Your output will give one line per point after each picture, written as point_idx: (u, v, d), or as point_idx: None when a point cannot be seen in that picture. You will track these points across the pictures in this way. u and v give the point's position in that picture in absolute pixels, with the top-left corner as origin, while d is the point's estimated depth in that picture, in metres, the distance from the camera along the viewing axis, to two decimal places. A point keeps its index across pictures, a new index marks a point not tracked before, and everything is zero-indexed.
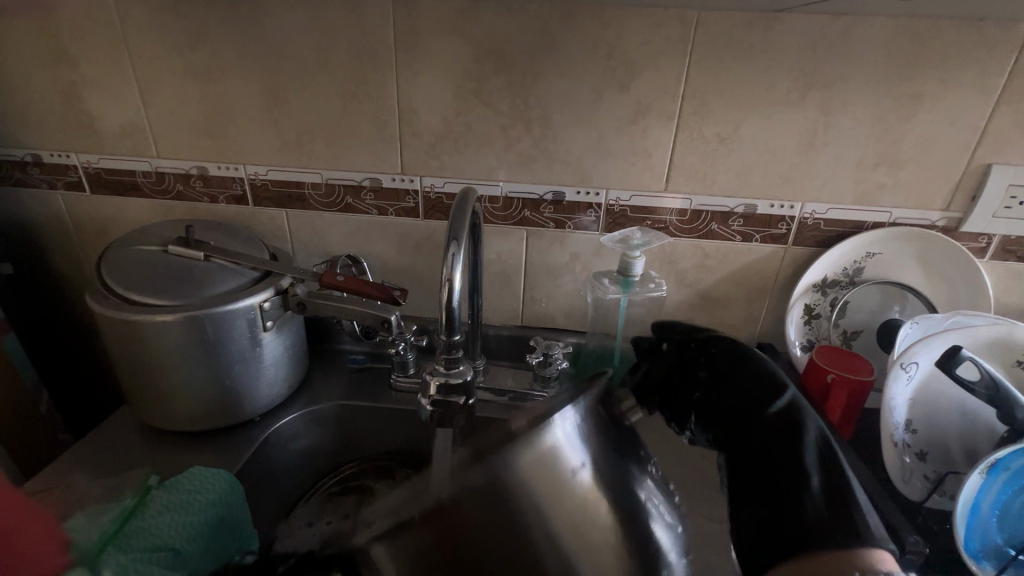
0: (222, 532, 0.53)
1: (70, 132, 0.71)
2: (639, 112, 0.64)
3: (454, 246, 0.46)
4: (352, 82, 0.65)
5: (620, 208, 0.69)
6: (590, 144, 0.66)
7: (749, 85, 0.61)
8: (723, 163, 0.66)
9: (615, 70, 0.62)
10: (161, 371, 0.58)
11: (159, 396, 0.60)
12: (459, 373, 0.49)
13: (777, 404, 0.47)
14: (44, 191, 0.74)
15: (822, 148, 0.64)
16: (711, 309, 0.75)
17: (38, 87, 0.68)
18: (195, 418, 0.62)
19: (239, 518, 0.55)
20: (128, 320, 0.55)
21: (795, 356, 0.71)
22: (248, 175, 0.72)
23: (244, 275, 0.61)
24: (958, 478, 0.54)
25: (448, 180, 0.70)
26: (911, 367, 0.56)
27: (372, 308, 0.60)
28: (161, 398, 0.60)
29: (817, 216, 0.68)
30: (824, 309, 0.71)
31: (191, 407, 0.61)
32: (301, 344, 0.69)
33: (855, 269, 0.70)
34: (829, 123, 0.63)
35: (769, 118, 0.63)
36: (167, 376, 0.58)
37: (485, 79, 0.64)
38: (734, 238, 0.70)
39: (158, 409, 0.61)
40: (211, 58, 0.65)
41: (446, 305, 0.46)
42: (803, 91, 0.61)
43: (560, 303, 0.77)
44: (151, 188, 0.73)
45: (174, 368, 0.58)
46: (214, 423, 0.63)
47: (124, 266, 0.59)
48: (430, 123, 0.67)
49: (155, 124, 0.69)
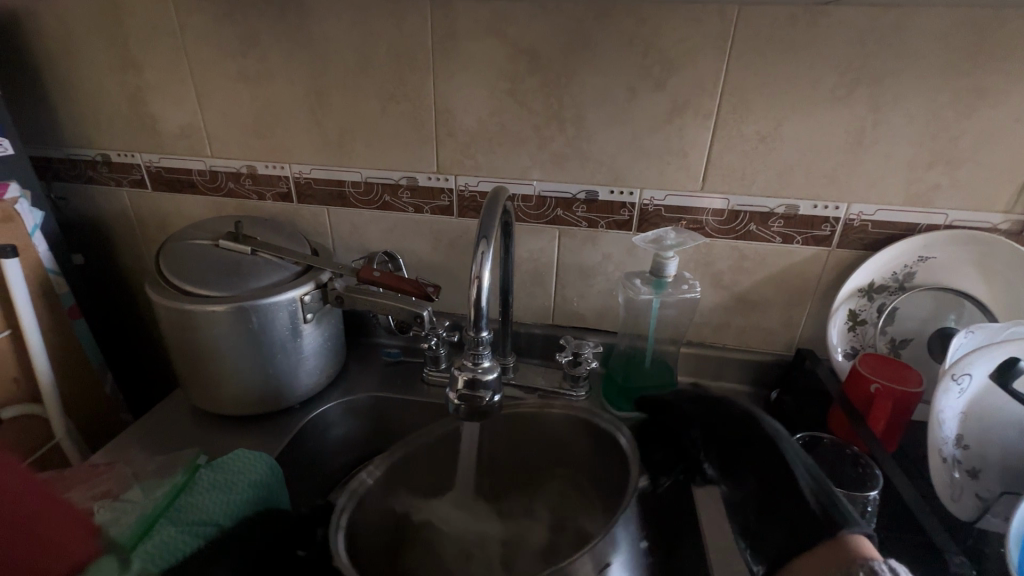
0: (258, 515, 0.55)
1: (135, 134, 0.76)
2: (675, 110, 0.63)
3: (483, 244, 0.47)
4: (391, 84, 0.67)
5: (654, 208, 0.69)
6: (623, 144, 0.66)
7: (792, 82, 0.59)
8: (764, 162, 0.64)
9: (651, 68, 0.61)
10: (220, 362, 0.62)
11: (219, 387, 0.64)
12: (486, 368, 0.50)
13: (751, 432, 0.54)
14: (111, 188, 0.80)
15: (871, 146, 0.61)
16: (749, 313, 0.73)
17: (107, 92, 0.74)
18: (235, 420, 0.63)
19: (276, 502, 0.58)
20: (181, 310, 0.59)
21: (837, 362, 0.69)
22: (293, 174, 0.75)
23: (287, 269, 0.64)
24: (1013, 498, 0.51)
25: (482, 179, 0.71)
26: (963, 379, 0.52)
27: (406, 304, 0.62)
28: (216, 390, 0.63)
29: (864, 217, 0.65)
30: (869, 315, 0.68)
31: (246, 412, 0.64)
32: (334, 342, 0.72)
33: (905, 274, 0.66)
34: (878, 120, 0.60)
35: (814, 114, 0.60)
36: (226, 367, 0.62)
37: (521, 78, 0.64)
38: (774, 239, 0.68)
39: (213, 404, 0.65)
40: (261, 63, 0.68)
41: (474, 301, 0.47)
42: (850, 87, 0.59)
43: (591, 303, 0.76)
44: (205, 186, 0.78)
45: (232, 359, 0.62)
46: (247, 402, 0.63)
47: (179, 258, 0.63)
48: (465, 122, 0.68)
49: (210, 126, 0.74)
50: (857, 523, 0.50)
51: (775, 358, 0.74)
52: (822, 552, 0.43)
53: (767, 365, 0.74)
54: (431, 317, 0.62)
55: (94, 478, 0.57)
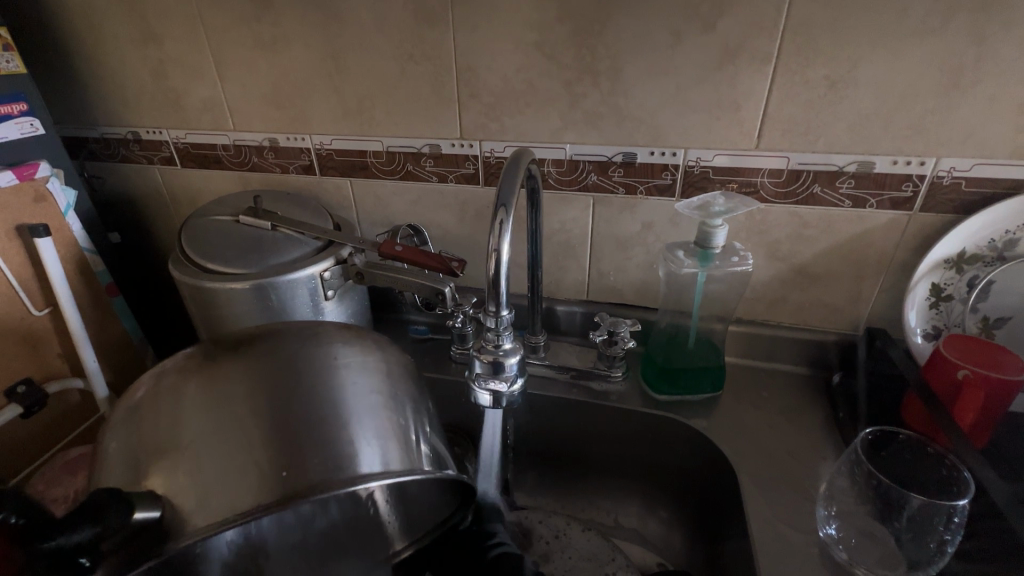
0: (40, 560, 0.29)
1: (161, 110, 0.75)
2: (727, 54, 0.54)
3: (502, 213, 0.42)
4: (409, 42, 0.62)
5: (701, 169, 0.61)
6: (666, 97, 0.58)
7: (872, 11, 0.50)
8: (834, 112, 0.55)
9: (698, 6, 0.53)
10: (291, 465, 0.30)
11: (235, 385, 0.32)
12: (508, 351, 0.46)
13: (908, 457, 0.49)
14: (143, 166, 0.81)
15: (971, 87, 0.51)
16: (809, 287, 0.65)
17: (131, 66, 0.73)
18: (202, 497, 0.29)
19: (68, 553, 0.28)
20: (202, 287, 0.57)
21: (914, 344, 0.60)
22: (315, 145, 0.72)
23: (307, 244, 0.62)
24: None
25: (509, 144, 0.65)
26: None
27: (430, 280, 0.58)
28: (227, 470, 0.29)
29: (956, 174, 0.55)
30: (957, 290, 0.59)
31: (192, 437, 0.30)
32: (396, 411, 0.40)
33: (1006, 242, 0.56)
34: (981, 55, 0.49)
35: (898, 52, 0.51)
36: (283, 448, 0.30)
37: (549, 28, 0.57)
38: (842, 203, 0.59)
39: (168, 422, 0.31)
40: (275, 27, 0.65)
41: (492, 277, 0.42)
42: (947, 15, 0.48)
43: (629, 277, 0.70)
44: (231, 161, 0.77)
45: (307, 418, 0.31)
46: (251, 494, 0.29)
47: (201, 235, 0.62)
48: (489, 82, 0.62)
49: (230, 98, 0.72)
50: (939, 535, 0.43)
51: (838, 337, 0.66)
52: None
53: (829, 345, 0.66)
54: (454, 294, 0.58)
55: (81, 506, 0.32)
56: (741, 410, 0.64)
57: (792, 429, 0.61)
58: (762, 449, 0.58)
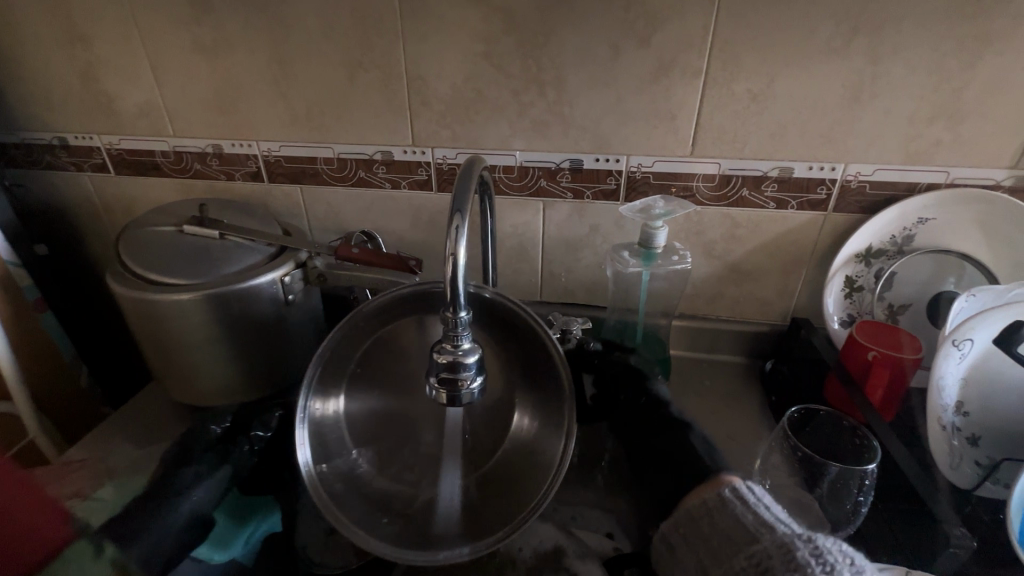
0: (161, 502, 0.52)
1: (92, 114, 0.72)
2: (661, 68, 0.59)
3: (457, 218, 0.43)
4: (358, 50, 0.62)
5: (642, 175, 0.65)
6: (607, 107, 0.62)
7: (783, 33, 0.55)
8: (756, 122, 0.60)
9: (634, 23, 0.57)
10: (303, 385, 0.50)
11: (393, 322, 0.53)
12: (467, 351, 0.46)
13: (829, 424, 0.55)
14: (72, 173, 0.76)
15: (869, 101, 0.57)
16: (741, 282, 0.70)
17: (55, 67, 0.69)
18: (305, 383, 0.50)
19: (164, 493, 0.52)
20: (147, 300, 0.55)
21: (833, 330, 0.67)
22: (262, 152, 0.71)
23: (259, 251, 0.61)
24: (1013, 464, 0.50)
25: (461, 151, 0.67)
26: (963, 345, 0.51)
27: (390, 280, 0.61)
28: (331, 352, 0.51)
29: (862, 177, 0.62)
30: (867, 281, 0.66)
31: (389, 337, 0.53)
32: (406, 338, 0.54)
33: (904, 237, 0.64)
34: (877, 73, 0.56)
35: (808, 69, 0.57)
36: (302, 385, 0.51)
37: (495, 39, 0.60)
38: (767, 205, 0.65)
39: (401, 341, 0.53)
40: (217, 30, 0.63)
41: (450, 280, 0.43)
42: (847, 37, 0.55)
43: (579, 277, 0.74)
44: (171, 168, 0.74)
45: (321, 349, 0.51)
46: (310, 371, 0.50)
47: (143, 245, 0.60)
48: (440, 90, 0.64)
49: (169, 102, 0.69)
50: (853, 497, 0.48)
51: (769, 328, 0.72)
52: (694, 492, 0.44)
53: (761, 334, 0.72)
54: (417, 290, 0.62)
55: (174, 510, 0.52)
56: (686, 399, 0.68)
57: (731, 414, 0.66)
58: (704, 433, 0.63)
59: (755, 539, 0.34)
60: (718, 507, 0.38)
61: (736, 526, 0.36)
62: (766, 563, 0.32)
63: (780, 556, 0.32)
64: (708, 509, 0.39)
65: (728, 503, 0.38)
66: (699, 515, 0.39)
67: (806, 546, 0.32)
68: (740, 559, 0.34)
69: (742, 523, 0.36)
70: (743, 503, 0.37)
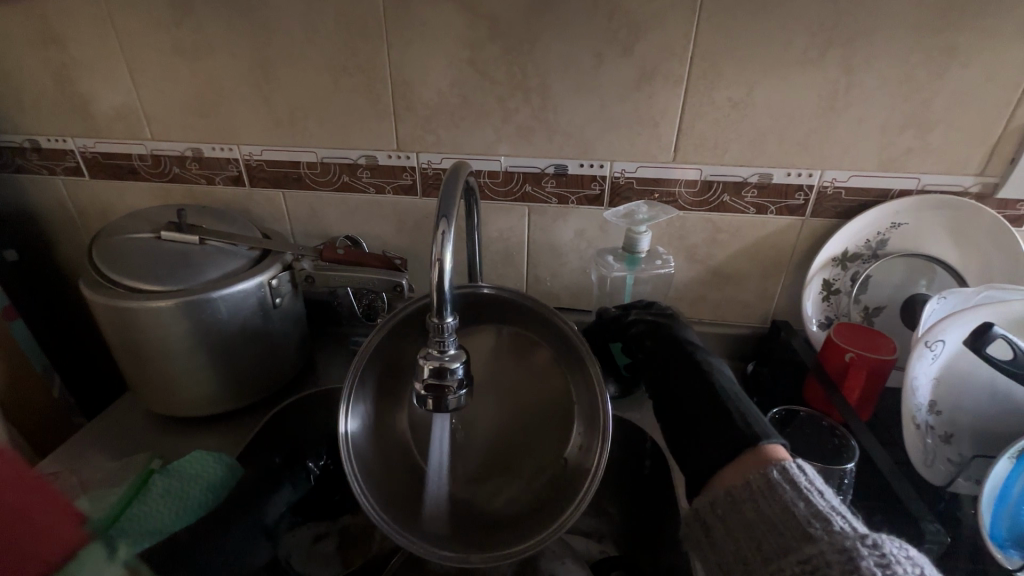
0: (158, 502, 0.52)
1: (66, 117, 0.70)
2: (644, 76, 0.60)
3: (444, 224, 0.43)
4: (343, 54, 0.62)
5: (626, 180, 0.66)
6: (592, 113, 0.62)
7: (761, 43, 0.57)
8: (735, 130, 0.62)
9: (617, 31, 0.58)
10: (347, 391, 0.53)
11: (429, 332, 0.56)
12: (453, 356, 0.46)
13: (807, 423, 0.56)
14: (44, 177, 0.74)
15: (844, 110, 0.59)
16: (723, 286, 0.72)
17: (26, 69, 0.67)
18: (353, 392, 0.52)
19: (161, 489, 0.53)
20: (125, 307, 0.54)
21: (812, 333, 0.68)
22: (243, 156, 0.70)
23: (242, 256, 0.60)
24: (984, 461, 0.52)
25: (446, 156, 0.67)
26: (936, 346, 0.53)
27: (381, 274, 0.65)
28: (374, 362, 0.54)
29: (838, 184, 0.63)
30: (843, 284, 0.67)
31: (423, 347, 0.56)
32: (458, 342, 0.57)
33: (878, 241, 0.66)
34: (852, 83, 0.58)
35: (785, 79, 0.58)
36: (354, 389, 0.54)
37: (481, 46, 0.60)
38: (747, 210, 0.66)
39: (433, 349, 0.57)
40: (197, 33, 0.63)
41: (436, 286, 0.43)
42: (822, 48, 0.56)
43: (564, 282, 0.74)
44: (148, 172, 0.72)
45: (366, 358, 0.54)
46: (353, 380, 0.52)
47: (118, 252, 0.58)
48: (425, 96, 0.64)
49: (147, 106, 0.68)
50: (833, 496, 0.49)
51: (750, 330, 0.74)
52: (730, 468, 0.39)
53: (742, 337, 0.74)
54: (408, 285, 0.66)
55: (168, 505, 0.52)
56: None
57: None
58: None
59: (808, 538, 0.32)
60: (764, 490, 0.35)
61: (785, 516, 0.33)
62: (822, 570, 0.30)
63: (839, 562, 0.29)
64: (755, 493, 0.35)
65: (776, 487, 0.35)
66: (742, 499, 0.36)
67: (871, 553, 0.29)
68: (790, 560, 0.31)
69: (793, 516, 0.33)
70: (796, 488, 0.34)
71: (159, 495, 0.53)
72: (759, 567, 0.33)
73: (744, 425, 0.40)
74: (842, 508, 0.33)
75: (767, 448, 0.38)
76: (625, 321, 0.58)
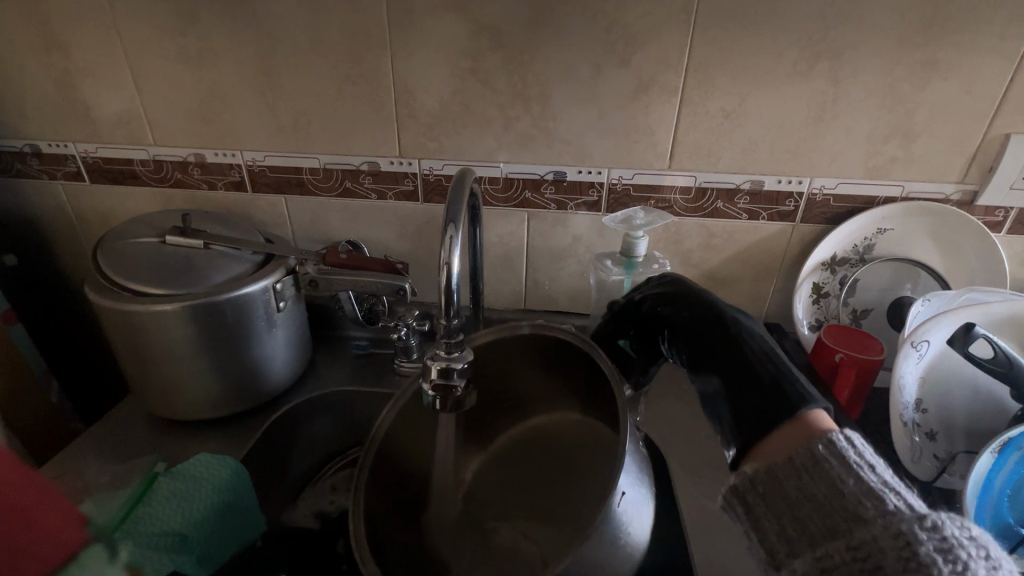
0: (164, 503, 0.52)
1: (68, 122, 0.70)
2: (641, 87, 0.62)
3: (452, 228, 0.44)
4: (347, 63, 0.63)
5: (623, 187, 0.68)
6: (590, 122, 0.64)
7: (753, 57, 0.59)
8: (728, 139, 0.64)
9: (615, 43, 0.60)
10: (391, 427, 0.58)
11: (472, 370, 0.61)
12: (460, 357, 0.47)
13: None
14: (43, 182, 0.74)
15: (832, 121, 0.62)
16: (716, 289, 0.74)
17: (29, 75, 0.67)
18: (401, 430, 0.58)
19: (166, 490, 0.53)
20: (130, 311, 0.54)
21: (803, 335, 0.70)
22: (246, 162, 0.71)
23: (246, 260, 0.61)
24: (969, 457, 0.54)
25: (448, 163, 0.69)
26: (921, 346, 0.55)
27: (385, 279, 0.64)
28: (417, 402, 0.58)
29: (826, 191, 0.66)
30: (832, 287, 0.70)
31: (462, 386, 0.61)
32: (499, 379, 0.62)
33: (865, 246, 0.68)
34: (839, 95, 0.60)
35: (776, 90, 0.61)
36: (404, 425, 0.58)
37: (482, 57, 0.62)
38: (740, 216, 0.68)
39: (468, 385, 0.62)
40: (203, 41, 0.64)
41: (444, 289, 0.45)
42: (811, 61, 0.59)
43: (563, 286, 0.76)
44: (150, 177, 0.73)
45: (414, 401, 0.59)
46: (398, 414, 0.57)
47: (122, 257, 0.58)
48: (427, 104, 0.65)
49: (151, 112, 0.69)
50: None
51: None
52: (781, 435, 0.37)
53: None
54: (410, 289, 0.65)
55: (175, 506, 0.52)
56: (667, 403, 0.71)
57: None
58: (684, 436, 0.66)
59: (858, 519, 0.29)
60: (809, 466, 0.33)
61: (831, 493, 0.31)
62: (875, 558, 0.27)
63: (894, 550, 0.26)
64: (799, 470, 0.33)
65: (823, 465, 0.32)
66: (784, 476, 0.34)
67: (930, 537, 0.26)
68: (837, 543, 0.29)
69: (840, 493, 0.31)
70: (842, 462, 0.32)
71: (165, 496, 0.53)
72: (802, 549, 0.31)
73: (794, 391, 0.38)
74: (896, 482, 0.31)
75: (813, 418, 0.36)
76: (641, 309, 0.57)
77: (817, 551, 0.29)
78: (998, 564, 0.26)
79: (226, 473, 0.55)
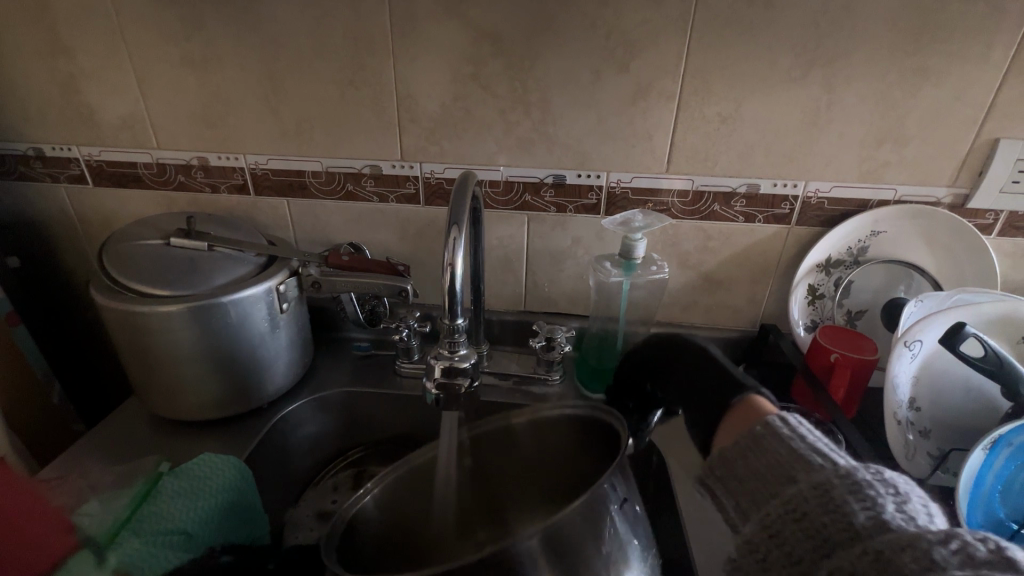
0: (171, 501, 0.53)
1: (72, 126, 0.71)
2: (639, 92, 0.63)
3: (455, 231, 0.45)
4: (350, 68, 0.64)
5: (621, 190, 0.69)
6: (589, 126, 0.65)
7: (749, 63, 0.60)
8: (724, 143, 0.65)
9: (614, 50, 0.61)
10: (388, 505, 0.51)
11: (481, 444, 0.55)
12: (463, 356, 0.48)
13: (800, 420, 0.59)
14: (46, 185, 0.75)
15: (826, 126, 0.63)
16: (713, 291, 0.75)
17: (34, 79, 0.68)
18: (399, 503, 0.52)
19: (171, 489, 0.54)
20: (136, 312, 0.55)
21: (799, 336, 0.72)
22: (248, 165, 0.72)
23: (250, 262, 0.62)
24: (961, 454, 0.55)
25: (449, 166, 0.70)
26: (914, 345, 0.56)
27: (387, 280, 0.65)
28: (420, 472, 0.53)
29: (821, 194, 0.67)
30: (828, 289, 0.71)
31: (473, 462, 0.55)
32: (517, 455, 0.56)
33: (859, 249, 0.69)
34: (832, 101, 0.62)
35: (771, 96, 0.62)
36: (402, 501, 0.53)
37: (484, 62, 0.63)
38: (736, 219, 0.69)
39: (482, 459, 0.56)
40: (208, 46, 0.64)
41: (447, 289, 0.45)
42: (805, 68, 0.60)
43: (562, 287, 0.77)
44: (153, 180, 0.74)
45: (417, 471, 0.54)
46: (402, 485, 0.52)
47: (127, 259, 0.59)
48: (428, 109, 0.66)
49: (155, 116, 0.69)
50: None
51: (740, 334, 0.77)
52: (728, 419, 0.39)
53: (733, 340, 0.77)
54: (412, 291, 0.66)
55: (179, 503, 0.52)
56: None
57: None
58: (682, 437, 0.66)
59: (789, 481, 0.31)
60: (749, 443, 0.35)
61: (770, 462, 0.33)
62: (800, 508, 0.30)
63: (815, 499, 0.29)
64: (739, 444, 0.35)
65: (760, 443, 0.34)
66: (730, 456, 0.35)
67: (843, 482, 0.29)
68: (773, 502, 0.31)
69: (776, 459, 0.33)
70: (780, 434, 0.34)
71: (170, 495, 0.53)
72: (748, 516, 0.33)
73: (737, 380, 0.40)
74: (827, 444, 0.33)
75: (752, 398, 0.38)
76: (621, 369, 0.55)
77: (761, 516, 0.31)
78: (904, 496, 0.28)
79: (230, 470, 0.56)
